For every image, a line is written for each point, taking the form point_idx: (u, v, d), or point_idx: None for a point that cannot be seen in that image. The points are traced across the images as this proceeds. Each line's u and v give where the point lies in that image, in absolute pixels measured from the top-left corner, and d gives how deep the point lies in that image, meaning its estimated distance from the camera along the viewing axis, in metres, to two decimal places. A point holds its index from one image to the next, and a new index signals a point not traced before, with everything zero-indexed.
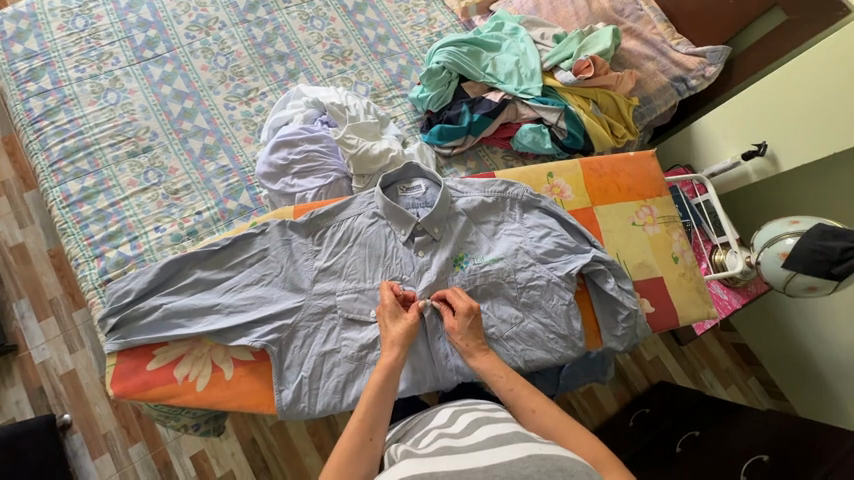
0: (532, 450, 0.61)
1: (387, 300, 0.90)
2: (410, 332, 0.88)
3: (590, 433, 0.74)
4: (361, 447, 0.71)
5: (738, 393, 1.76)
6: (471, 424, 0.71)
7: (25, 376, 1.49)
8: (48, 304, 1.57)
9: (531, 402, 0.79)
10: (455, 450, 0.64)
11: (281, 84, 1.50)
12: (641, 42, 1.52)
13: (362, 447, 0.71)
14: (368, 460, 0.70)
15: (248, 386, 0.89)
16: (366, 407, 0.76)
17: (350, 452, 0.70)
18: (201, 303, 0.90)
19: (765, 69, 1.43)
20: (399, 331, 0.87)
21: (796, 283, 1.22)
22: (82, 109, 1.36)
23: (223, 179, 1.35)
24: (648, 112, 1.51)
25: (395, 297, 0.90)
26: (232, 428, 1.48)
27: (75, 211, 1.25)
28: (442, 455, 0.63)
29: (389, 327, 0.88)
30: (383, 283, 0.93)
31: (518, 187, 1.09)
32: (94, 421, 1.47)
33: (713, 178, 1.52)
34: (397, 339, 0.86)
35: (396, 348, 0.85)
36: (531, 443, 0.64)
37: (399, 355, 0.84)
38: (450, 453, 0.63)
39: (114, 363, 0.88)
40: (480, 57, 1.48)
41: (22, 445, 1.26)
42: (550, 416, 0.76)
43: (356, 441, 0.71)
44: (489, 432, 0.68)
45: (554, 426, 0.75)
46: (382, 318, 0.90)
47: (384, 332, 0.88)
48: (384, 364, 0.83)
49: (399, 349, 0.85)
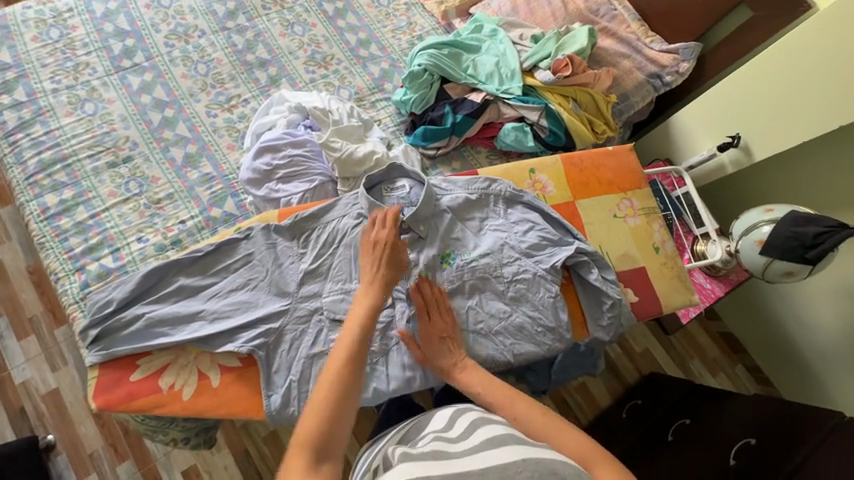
0: (527, 454, 0.61)
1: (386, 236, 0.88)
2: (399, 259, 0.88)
3: (577, 430, 0.72)
4: (345, 385, 0.70)
5: (727, 381, 1.78)
6: (469, 426, 0.71)
7: (5, 398, 1.45)
8: (27, 322, 1.53)
9: (514, 408, 0.75)
10: (449, 454, 0.63)
11: (264, 90, 1.50)
12: (616, 41, 1.56)
13: (345, 385, 0.70)
14: (350, 397, 0.70)
15: (237, 392, 0.87)
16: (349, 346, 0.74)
17: (333, 391, 0.69)
18: (185, 311, 0.89)
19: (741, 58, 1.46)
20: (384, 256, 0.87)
21: (775, 269, 1.25)
22: (59, 121, 1.34)
23: (207, 186, 1.34)
24: (627, 109, 1.55)
25: (392, 237, 0.88)
26: (224, 440, 1.45)
27: (53, 224, 1.23)
28: (435, 459, 0.62)
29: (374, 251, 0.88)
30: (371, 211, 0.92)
31: (501, 184, 1.11)
32: (79, 441, 1.43)
33: (692, 171, 1.56)
34: (386, 282, 0.85)
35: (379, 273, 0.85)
36: (525, 445, 0.64)
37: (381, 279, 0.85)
38: (444, 457, 0.63)
39: (95, 376, 0.85)
40: (460, 59, 1.50)
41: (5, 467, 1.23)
42: (533, 418, 0.73)
43: (338, 379, 0.71)
44: (485, 434, 0.67)
45: (538, 428, 0.72)
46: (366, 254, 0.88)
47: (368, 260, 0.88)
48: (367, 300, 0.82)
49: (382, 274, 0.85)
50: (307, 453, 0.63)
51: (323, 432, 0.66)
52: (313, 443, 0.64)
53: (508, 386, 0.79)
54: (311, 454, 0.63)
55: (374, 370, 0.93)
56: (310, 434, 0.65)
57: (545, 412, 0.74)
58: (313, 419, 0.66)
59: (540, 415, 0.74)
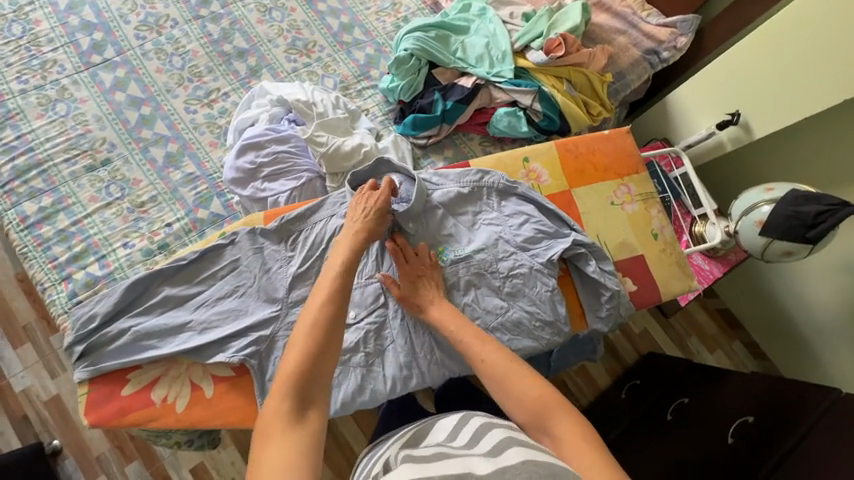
0: (529, 456, 0.61)
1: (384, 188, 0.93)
2: (380, 209, 0.91)
3: (540, 379, 0.76)
4: (324, 328, 0.71)
5: (724, 358, 1.79)
6: (475, 433, 0.69)
7: (6, 406, 1.44)
8: (22, 331, 1.50)
9: (483, 351, 0.81)
10: (451, 455, 0.62)
11: (244, 82, 1.43)
12: (611, 16, 1.49)
13: (324, 332, 0.71)
14: (331, 344, 0.71)
15: (231, 402, 0.86)
16: (326, 290, 0.76)
17: (312, 334, 0.70)
18: (172, 322, 0.87)
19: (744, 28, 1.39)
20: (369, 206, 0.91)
21: (774, 249, 1.24)
22: (30, 124, 1.28)
23: (191, 187, 1.29)
24: (623, 88, 1.49)
25: (386, 195, 0.92)
26: (230, 438, 1.46)
27: (34, 233, 1.18)
28: (440, 461, 0.61)
29: (359, 203, 0.92)
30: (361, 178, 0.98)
31: (493, 176, 1.07)
32: (85, 445, 1.43)
33: (690, 150, 1.52)
34: (373, 231, 0.89)
35: (359, 222, 0.89)
36: (528, 447, 0.64)
37: (360, 228, 0.88)
38: (447, 459, 0.62)
39: (85, 393, 0.84)
40: (448, 42, 1.43)
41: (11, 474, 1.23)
42: (500, 362, 0.79)
43: (316, 323, 0.72)
44: (493, 437, 0.67)
45: (500, 369, 0.78)
46: (357, 204, 0.92)
47: (354, 209, 0.91)
48: (346, 246, 0.84)
49: (361, 224, 0.88)
50: (287, 396, 0.65)
51: (304, 373, 0.67)
52: (294, 385, 0.66)
53: (481, 331, 0.84)
54: (293, 396, 0.65)
55: (370, 371, 0.92)
56: (289, 378, 0.66)
57: (513, 360, 0.79)
58: (292, 363, 0.68)
59: (508, 362, 0.78)
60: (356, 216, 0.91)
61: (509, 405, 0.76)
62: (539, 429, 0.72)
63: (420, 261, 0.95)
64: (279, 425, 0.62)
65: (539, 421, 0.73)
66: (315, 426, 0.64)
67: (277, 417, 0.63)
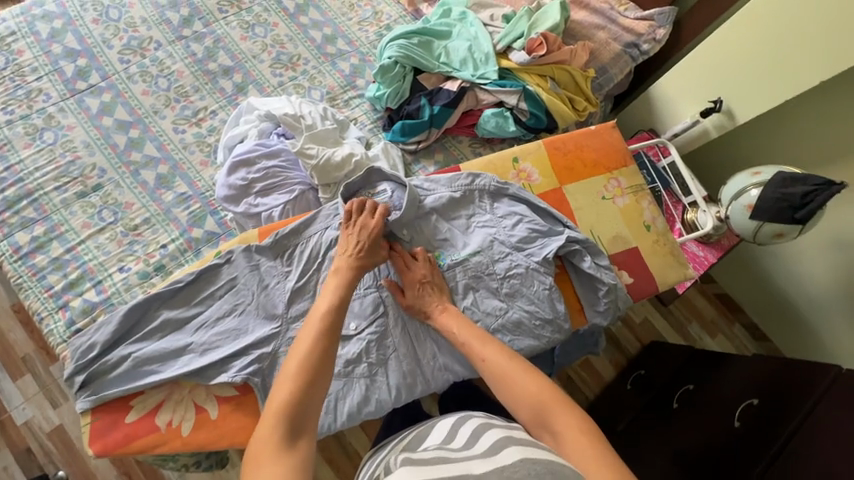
0: (527, 454, 0.61)
1: (371, 222, 0.92)
2: (373, 242, 0.91)
3: (540, 376, 0.77)
4: (317, 358, 0.72)
5: (726, 342, 1.80)
6: (472, 434, 0.70)
7: (10, 439, 1.42)
8: (21, 362, 1.49)
9: (484, 350, 0.83)
10: (449, 459, 0.63)
11: (231, 99, 1.43)
12: (590, 12, 1.52)
13: (318, 361, 0.72)
14: (324, 374, 0.72)
15: (237, 421, 0.86)
16: (320, 318, 0.77)
17: (305, 363, 0.71)
18: (172, 346, 0.86)
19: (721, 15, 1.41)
20: (364, 237, 0.91)
21: (764, 232, 1.26)
22: (18, 154, 1.27)
23: (184, 207, 1.29)
24: (606, 82, 1.51)
25: (378, 226, 0.92)
26: (238, 456, 1.45)
27: (28, 263, 1.18)
28: (437, 465, 0.62)
29: (354, 235, 0.91)
30: (352, 199, 0.95)
31: (484, 178, 1.08)
32: (92, 474, 1.41)
33: (676, 139, 1.54)
34: (364, 267, 0.88)
35: (355, 256, 0.88)
36: (525, 445, 0.64)
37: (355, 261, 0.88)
38: (446, 462, 0.62)
39: (89, 422, 0.83)
40: (432, 47, 1.44)
41: None
42: (500, 362, 0.80)
43: (309, 354, 0.72)
44: (490, 437, 0.67)
45: (500, 368, 0.79)
46: (350, 235, 0.91)
47: (346, 241, 0.90)
48: (337, 281, 0.84)
49: (356, 257, 0.88)
50: (279, 424, 0.65)
51: (297, 402, 0.68)
52: (287, 413, 0.67)
53: (482, 330, 0.87)
54: (285, 424, 0.66)
55: (374, 382, 0.92)
56: (283, 406, 0.67)
57: (513, 358, 0.80)
58: (284, 391, 0.68)
59: (508, 360, 0.80)
60: (348, 248, 0.90)
61: (510, 403, 0.76)
62: (540, 425, 0.73)
63: (420, 267, 0.96)
64: (269, 454, 0.63)
65: (539, 418, 0.73)
66: (306, 452, 0.65)
67: (269, 445, 0.63)
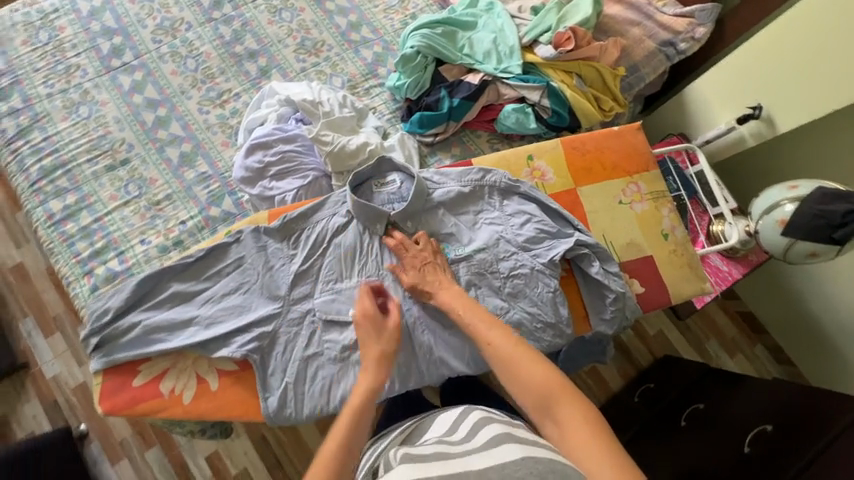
0: (530, 452, 0.60)
1: (368, 309, 0.87)
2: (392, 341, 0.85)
3: (547, 364, 0.75)
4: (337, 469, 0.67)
5: (746, 362, 1.72)
6: (472, 429, 0.70)
7: (39, 391, 1.53)
8: (52, 320, 1.59)
9: (489, 334, 0.80)
10: (451, 455, 0.62)
11: (254, 83, 1.46)
12: (625, 7, 1.44)
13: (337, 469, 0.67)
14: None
15: (234, 395, 0.89)
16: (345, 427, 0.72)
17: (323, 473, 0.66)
18: (180, 317, 0.90)
19: (774, 11, 1.31)
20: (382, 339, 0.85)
21: (796, 250, 1.17)
22: (56, 126, 1.34)
23: (204, 185, 1.33)
24: (637, 81, 1.44)
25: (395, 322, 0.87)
26: (242, 427, 1.50)
27: (60, 230, 1.25)
28: (438, 460, 0.61)
29: (373, 334, 0.85)
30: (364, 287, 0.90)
31: (495, 174, 1.06)
32: (109, 431, 1.50)
33: (708, 146, 1.45)
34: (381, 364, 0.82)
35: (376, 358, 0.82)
36: (528, 442, 0.64)
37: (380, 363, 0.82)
38: (447, 458, 0.61)
39: (100, 382, 0.88)
40: (455, 38, 1.41)
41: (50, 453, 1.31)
42: (506, 347, 0.78)
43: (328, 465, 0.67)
44: (489, 432, 0.67)
45: (506, 353, 0.77)
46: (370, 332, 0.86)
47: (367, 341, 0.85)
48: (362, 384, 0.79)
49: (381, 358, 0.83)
50: None
51: None
52: None
53: (488, 314, 0.85)
54: None
55: None
56: None
57: (518, 343, 0.78)
58: None
59: (512, 345, 0.78)
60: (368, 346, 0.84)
61: (514, 389, 0.75)
62: (543, 414, 0.71)
63: (421, 250, 0.96)
64: None
65: (544, 406, 0.72)
66: None
67: None
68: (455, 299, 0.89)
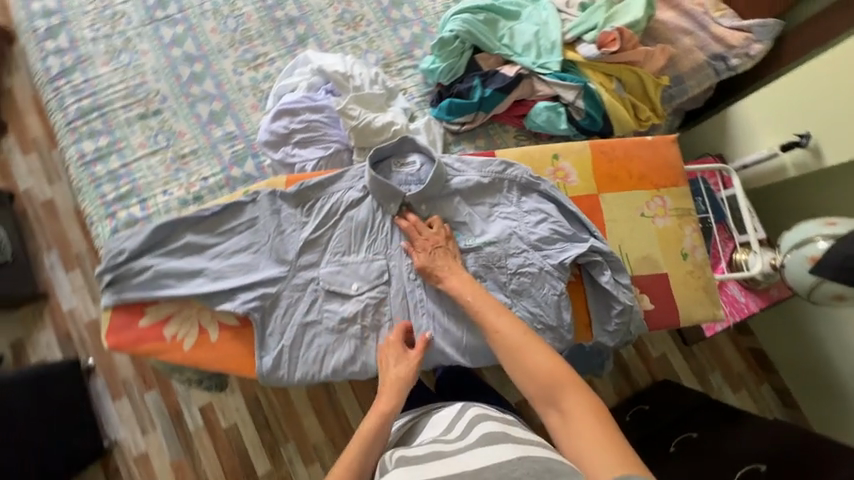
0: (524, 452, 0.64)
1: (393, 339, 0.91)
2: (411, 376, 0.86)
3: (554, 354, 0.76)
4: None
5: (748, 399, 1.67)
6: (467, 427, 0.75)
7: (54, 321, 1.61)
8: (74, 257, 1.67)
9: (496, 322, 0.82)
10: (445, 454, 0.67)
11: (290, 50, 1.46)
12: (679, 14, 1.37)
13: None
14: None
15: (233, 349, 0.92)
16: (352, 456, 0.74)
17: None
18: (190, 267, 0.92)
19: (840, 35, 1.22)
20: (401, 374, 0.86)
21: (822, 291, 1.11)
22: (97, 70, 1.38)
23: (229, 145, 1.35)
24: (679, 93, 1.38)
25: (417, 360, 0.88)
26: (237, 384, 1.55)
27: (89, 170, 1.29)
28: (433, 461, 0.66)
29: (392, 368, 0.88)
30: (399, 323, 0.93)
31: (517, 169, 1.03)
32: (113, 369, 1.56)
33: (745, 171, 1.38)
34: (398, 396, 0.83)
35: (395, 392, 0.84)
36: (521, 443, 0.67)
37: (397, 398, 0.83)
38: (440, 458, 0.67)
39: (108, 317, 0.91)
40: (496, 27, 1.37)
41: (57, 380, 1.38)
42: (514, 335, 0.79)
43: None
44: (481, 431, 0.72)
45: (513, 341, 0.78)
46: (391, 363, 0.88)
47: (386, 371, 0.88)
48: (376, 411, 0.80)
49: (399, 393, 0.84)
50: None
51: None
52: None
53: (498, 303, 0.86)
54: None
55: (363, 344, 0.94)
56: None
57: (527, 333, 0.79)
58: None
59: (522, 334, 0.79)
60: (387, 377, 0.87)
61: (520, 377, 0.76)
62: (548, 402, 0.72)
63: (434, 233, 0.97)
64: None
65: (549, 394, 0.73)
66: None
67: None
68: (458, 289, 0.89)
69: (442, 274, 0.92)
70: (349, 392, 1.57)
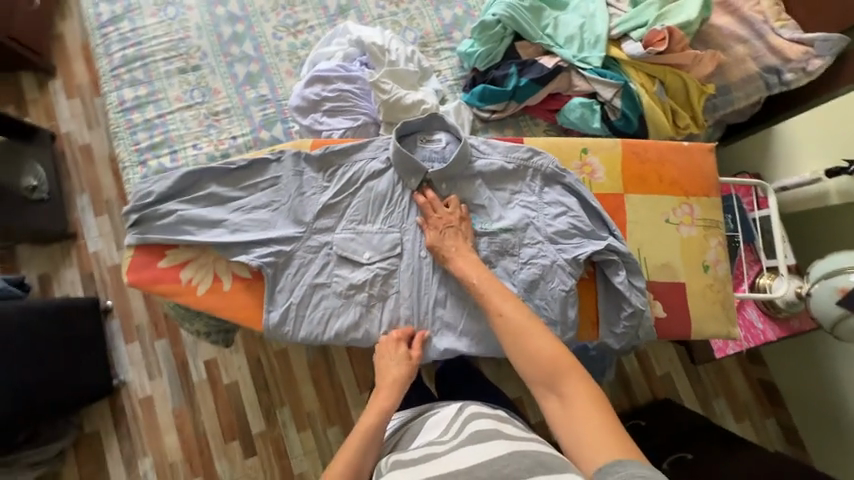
0: (515, 448, 0.66)
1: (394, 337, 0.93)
2: (409, 376, 0.89)
3: (557, 340, 0.75)
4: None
5: (750, 429, 1.62)
6: (461, 427, 0.76)
7: (79, 261, 1.69)
8: (104, 203, 1.74)
9: (501, 305, 0.81)
10: (438, 455, 0.69)
11: (330, 19, 1.46)
12: (736, 20, 1.30)
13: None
14: None
15: (244, 300, 0.95)
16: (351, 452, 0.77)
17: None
18: (211, 216, 0.95)
19: None
20: (400, 373, 0.89)
21: (849, 325, 1.06)
22: (144, 20, 1.42)
23: (261, 107, 1.37)
24: (723, 104, 1.32)
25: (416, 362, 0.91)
26: (242, 344, 1.60)
27: (127, 117, 1.34)
28: (427, 462, 0.68)
29: (392, 366, 0.90)
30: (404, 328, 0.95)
31: (544, 158, 1.02)
32: (129, 313, 1.63)
33: (784, 193, 1.32)
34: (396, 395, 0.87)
35: (393, 391, 0.87)
36: (513, 439, 0.69)
37: (395, 397, 0.86)
38: (434, 460, 0.68)
39: (131, 255, 0.95)
40: (541, 15, 1.33)
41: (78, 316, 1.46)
42: (518, 319, 0.79)
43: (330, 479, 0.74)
44: (475, 429, 0.73)
45: (517, 325, 0.78)
46: (391, 359, 0.91)
47: (386, 368, 0.90)
48: (375, 409, 0.84)
49: (397, 391, 0.87)
50: None
51: None
52: None
53: (506, 289, 0.85)
54: None
55: (368, 313, 0.95)
56: None
57: (533, 319, 0.79)
58: None
59: (527, 319, 0.79)
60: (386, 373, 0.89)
61: (522, 361, 0.75)
62: (547, 386, 0.72)
63: (450, 213, 0.96)
64: None
65: (550, 379, 0.72)
66: None
67: None
68: (468, 270, 0.89)
69: (454, 255, 0.92)
70: (347, 365, 1.60)
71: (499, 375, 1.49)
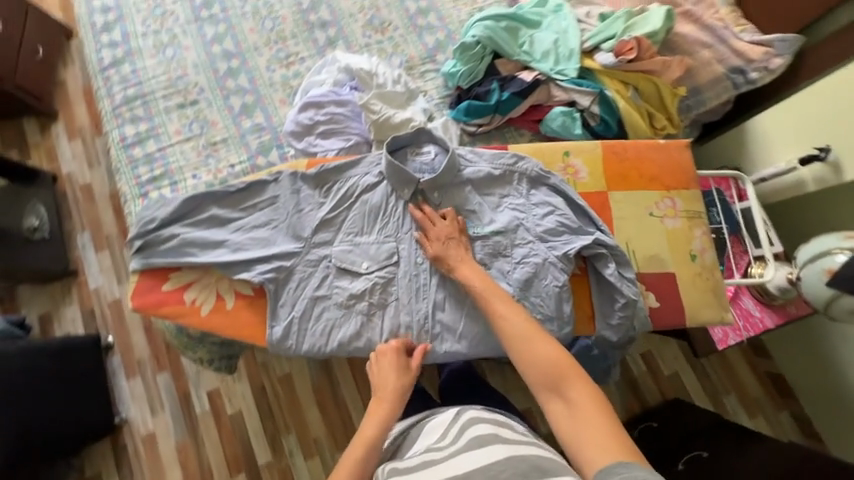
0: (512, 453, 0.68)
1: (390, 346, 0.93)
2: (407, 385, 0.90)
3: (559, 345, 0.77)
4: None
5: (764, 425, 1.60)
6: (460, 431, 0.77)
7: (81, 297, 1.70)
8: (105, 239, 1.77)
9: (503, 313, 0.83)
10: (436, 462, 0.70)
11: (320, 50, 1.55)
12: (699, 28, 1.40)
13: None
14: None
15: (247, 317, 0.97)
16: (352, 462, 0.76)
17: None
18: (213, 238, 0.98)
19: None
20: (399, 382, 0.89)
21: (840, 305, 1.08)
22: (144, 62, 1.50)
23: (257, 135, 1.43)
24: (696, 105, 1.39)
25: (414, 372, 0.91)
26: (245, 371, 1.59)
27: (128, 152, 1.39)
28: (425, 469, 0.70)
29: (390, 375, 0.90)
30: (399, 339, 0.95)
31: (528, 162, 1.06)
32: (131, 346, 1.63)
33: (763, 184, 1.37)
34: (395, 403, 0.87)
35: (391, 399, 0.87)
36: (510, 444, 0.71)
37: (395, 405, 0.87)
38: (432, 467, 0.70)
39: (135, 280, 0.98)
40: (517, 34, 1.42)
41: (80, 352, 1.46)
42: (519, 325, 0.81)
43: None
44: (474, 433, 0.74)
45: (519, 331, 0.80)
46: (389, 367, 0.91)
47: (384, 378, 0.90)
48: (375, 419, 0.84)
49: (395, 399, 0.87)
50: None
51: None
52: None
53: (505, 294, 0.88)
54: None
55: (369, 321, 0.97)
56: None
57: (532, 324, 0.81)
58: None
59: (527, 325, 0.81)
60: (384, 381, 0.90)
61: (525, 366, 0.77)
62: (552, 390, 0.73)
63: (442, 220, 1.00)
64: None
65: (554, 383, 0.73)
66: None
67: None
68: (463, 272, 0.92)
69: (448, 260, 0.95)
70: (352, 386, 1.59)
71: (505, 384, 1.49)
